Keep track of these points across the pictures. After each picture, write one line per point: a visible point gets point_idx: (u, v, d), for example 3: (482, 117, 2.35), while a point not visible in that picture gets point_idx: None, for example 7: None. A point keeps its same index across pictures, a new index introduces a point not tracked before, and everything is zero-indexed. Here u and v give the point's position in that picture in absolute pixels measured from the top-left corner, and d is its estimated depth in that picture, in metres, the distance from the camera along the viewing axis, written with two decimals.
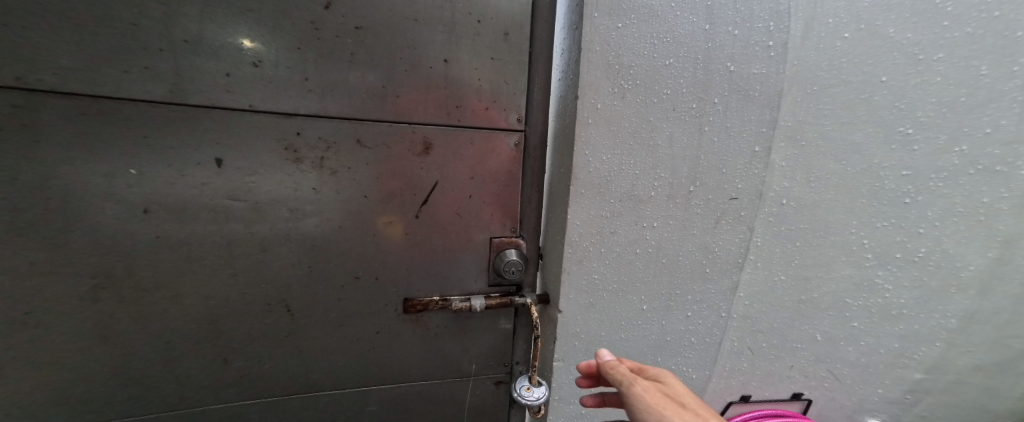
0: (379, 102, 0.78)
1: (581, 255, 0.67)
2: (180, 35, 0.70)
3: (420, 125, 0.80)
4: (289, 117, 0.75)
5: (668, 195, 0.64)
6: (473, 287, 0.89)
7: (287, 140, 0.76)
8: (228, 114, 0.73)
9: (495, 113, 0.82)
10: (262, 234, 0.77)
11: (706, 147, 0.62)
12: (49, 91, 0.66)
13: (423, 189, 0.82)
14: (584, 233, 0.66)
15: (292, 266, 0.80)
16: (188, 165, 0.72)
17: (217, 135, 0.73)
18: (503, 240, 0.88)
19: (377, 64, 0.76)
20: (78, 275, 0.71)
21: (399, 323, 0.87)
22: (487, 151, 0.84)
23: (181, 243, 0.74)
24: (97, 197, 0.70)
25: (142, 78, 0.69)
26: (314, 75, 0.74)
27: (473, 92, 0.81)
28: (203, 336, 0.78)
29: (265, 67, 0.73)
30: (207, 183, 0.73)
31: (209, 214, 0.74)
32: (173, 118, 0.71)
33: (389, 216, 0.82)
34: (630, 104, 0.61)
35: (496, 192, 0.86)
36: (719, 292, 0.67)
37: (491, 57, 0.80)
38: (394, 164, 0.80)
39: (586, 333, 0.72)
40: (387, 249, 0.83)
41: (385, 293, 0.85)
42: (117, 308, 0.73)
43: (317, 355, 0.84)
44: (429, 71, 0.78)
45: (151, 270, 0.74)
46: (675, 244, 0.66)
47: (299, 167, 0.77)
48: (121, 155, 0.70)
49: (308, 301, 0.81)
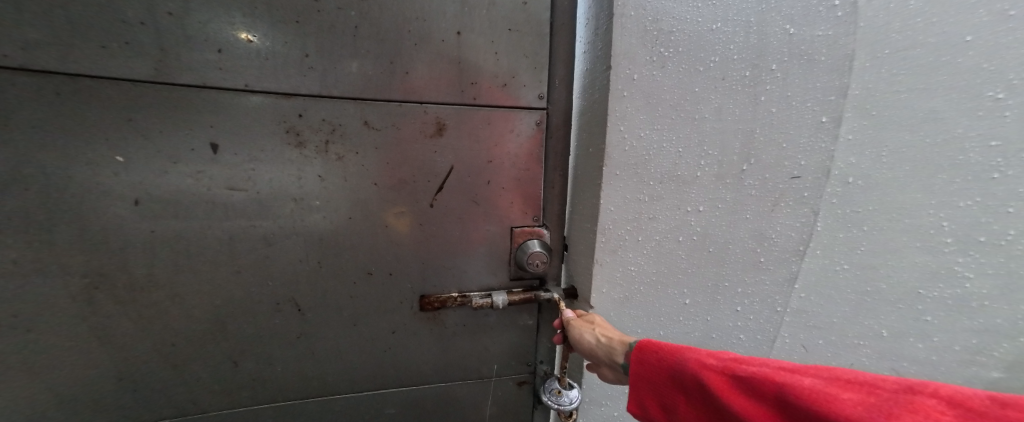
0: (388, 80, 0.74)
1: (618, 242, 0.67)
2: (163, 7, 0.67)
3: (432, 104, 0.75)
4: (287, 97, 0.72)
5: (716, 175, 0.58)
6: (492, 280, 0.86)
7: (288, 122, 0.73)
8: (221, 95, 0.70)
9: (511, 90, 0.77)
10: (265, 228, 0.76)
11: (762, 120, 0.53)
12: (21, 68, 0.65)
13: (436, 174, 0.78)
14: (621, 219, 0.66)
15: (300, 262, 0.79)
16: (182, 150, 0.71)
17: (211, 118, 0.71)
18: (524, 230, 0.84)
19: (383, 38, 0.72)
20: (71, 275, 0.71)
21: (413, 320, 0.86)
22: (505, 132, 0.79)
23: (178, 239, 0.74)
24: (93, 194, 0.69)
25: (124, 54, 0.67)
26: (314, 51, 0.71)
27: (489, 69, 0.76)
28: (211, 335, 0.79)
29: (257, 42, 0.69)
30: (202, 171, 0.72)
31: (209, 206, 0.73)
32: (158, 98, 0.69)
33: (400, 205, 0.79)
34: (673, 73, 0.59)
35: (516, 177, 0.81)
36: (772, 288, 0.56)
37: (508, 28, 0.75)
38: (403, 148, 0.76)
39: (621, 329, 0.71)
40: (400, 240, 0.81)
41: (399, 288, 0.83)
42: (115, 307, 0.74)
43: (329, 353, 0.85)
44: (440, 45, 0.73)
45: (146, 268, 0.74)
46: (722, 230, 0.58)
47: (301, 152, 0.74)
48: (108, 141, 0.68)
49: (320, 296, 0.81)
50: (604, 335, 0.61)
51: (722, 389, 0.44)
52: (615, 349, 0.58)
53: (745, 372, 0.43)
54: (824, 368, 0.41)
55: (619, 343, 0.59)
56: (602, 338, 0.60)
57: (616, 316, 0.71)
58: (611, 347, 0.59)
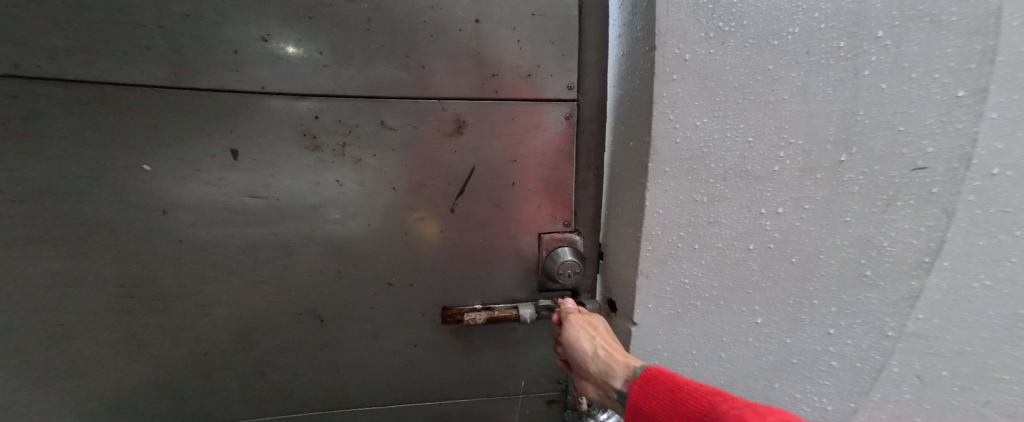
0: (404, 75, 0.69)
1: (671, 248, 0.59)
2: (178, 7, 0.64)
3: (450, 100, 0.70)
4: (304, 98, 0.68)
5: (800, 168, 0.50)
6: (520, 292, 0.80)
7: (304, 125, 0.69)
8: (237, 97, 0.67)
9: (536, 82, 0.71)
10: (285, 235, 0.72)
11: (867, 98, 0.46)
12: (47, 78, 0.63)
13: (457, 176, 0.73)
14: (671, 225, 0.58)
15: (319, 271, 0.75)
16: (202, 157, 0.68)
17: (229, 122, 0.68)
18: (554, 237, 0.78)
19: (396, 30, 0.68)
20: (105, 286, 0.70)
21: (437, 334, 0.81)
22: (532, 128, 0.73)
23: (206, 247, 0.71)
24: (121, 204, 0.68)
25: (143, 58, 0.65)
26: (328, 48, 0.67)
27: (510, 60, 0.70)
28: (237, 347, 0.76)
29: (273, 41, 0.66)
30: (223, 178, 0.69)
31: (229, 214, 0.70)
32: (178, 102, 0.66)
33: (420, 211, 0.74)
34: (736, 51, 0.51)
35: (544, 177, 0.75)
36: (879, 310, 0.49)
37: (531, 13, 0.69)
38: (422, 148, 0.72)
39: (671, 349, 0.64)
40: (421, 250, 0.76)
41: (420, 300, 0.78)
42: (147, 317, 0.72)
43: (352, 367, 0.81)
44: (458, 34, 0.69)
45: (174, 277, 0.72)
46: (807, 238, 0.51)
47: (318, 156, 0.70)
48: (134, 151, 0.67)
49: (340, 308, 0.77)
50: (604, 349, 0.58)
51: None
52: (614, 370, 0.56)
53: None
54: None
55: (619, 365, 0.56)
56: (602, 352, 0.58)
57: (664, 334, 0.63)
58: (609, 366, 0.57)
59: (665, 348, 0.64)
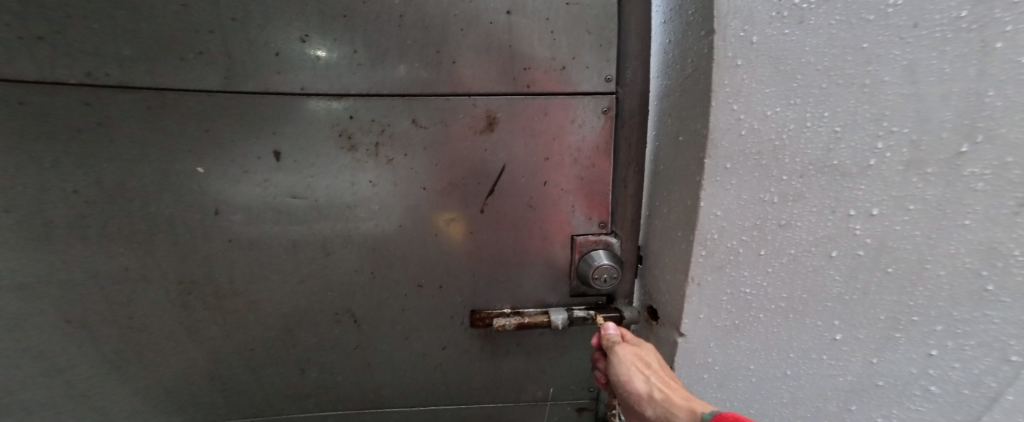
0: (436, 72, 0.68)
1: (730, 253, 0.56)
2: (226, 13, 0.66)
3: (482, 96, 0.68)
4: (339, 98, 0.68)
5: (905, 163, 0.43)
6: (552, 296, 0.77)
7: (340, 125, 0.69)
8: (279, 99, 0.68)
9: (572, 74, 0.68)
10: (324, 235, 0.73)
11: (997, 75, 0.38)
12: (118, 86, 0.66)
13: (489, 175, 0.71)
14: (729, 229, 0.55)
15: (355, 272, 0.75)
16: (249, 159, 0.70)
17: (272, 124, 0.69)
18: (589, 238, 0.74)
19: (429, 26, 0.66)
20: (166, 281, 0.73)
21: (467, 338, 0.80)
22: (567, 124, 0.69)
23: (251, 246, 0.73)
24: (178, 204, 0.71)
25: (196, 64, 0.66)
26: (362, 46, 0.67)
27: (544, 53, 0.67)
28: (282, 343, 0.78)
29: (312, 42, 0.67)
30: (267, 179, 0.70)
31: (270, 214, 0.72)
32: (227, 106, 0.68)
33: (450, 211, 0.73)
34: (818, 29, 0.45)
35: (579, 176, 0.71)
36: (1001, 330, 0.42)
37: (565, 2, 0.66)
38: (453, 147, 0.70)
39: (726, 363, 0.61)
40: (453, 251, 0.74)
41: (452, 303, 0.77)
42: (204, 313, 0.75)
43: (386, 367, 0.81)
44: (489, 28, 0.66)
45: (227, 275, 0.74)
46: (909, 244, 0.45)
47: (354, 156, 0.70)
48: (189, 153, 0.69)
49: (374, 308, 0.77)
50: (662, 391, 0.54)
51: None
52: (678, 416, 0.52)
53: None
54: None
55: (684, 410, 0.52)
56: (659, 394, 0.54)
57: (715, 347, 0.60)
58: (672, 411, 0.53)
59: (716, 361, 0.62)
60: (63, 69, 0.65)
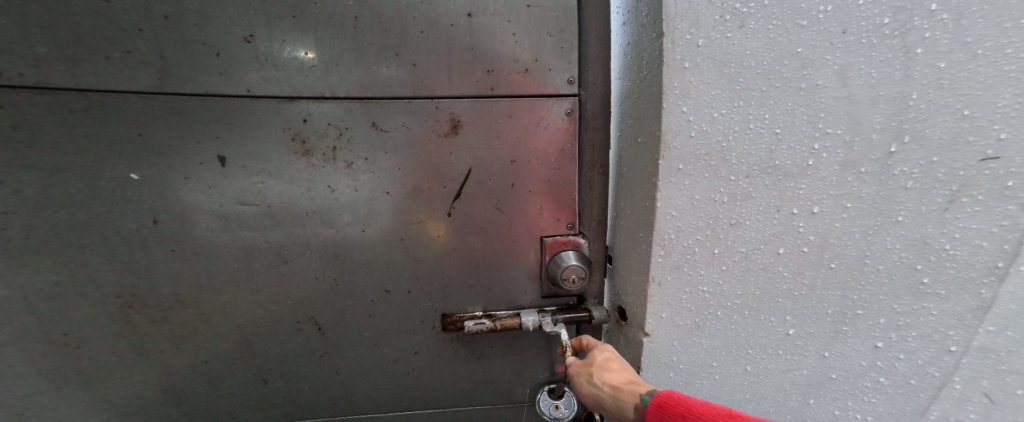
0: (395, 74, 0.66)
1: (687, 254, 0.55)
2: (158, 10, 0.61)
3: (445, 99, 0.67)
4: (292, 101, 0.65)
5: (840, 163, 0.46)
6: (524, 299, 0.77)
7: (293, 129, 0.66)
8: (225, 102, 0.64)
9: (536, 76, 0.67)
10: (279, 243, 0.69)
11: (920, 81, 0.42)
12: (36, 87, 0.60)
13: (454, 178, 0.69)
14: (681, 229, 0.54)
15: (316, 280, 0.72)
16: (191, 164, 0.65)
17: (217, 128, 0.65)
18: (557, 240, 0.74)
19: (386, 27, 0.64)
20: (102, 295, 0.67)
21: (438, 343, 0.78)
22: (533, 126, 0.69)
23: (199, 255, 0.68)
24: (111, 212, 0.65)
25: (127, 63, 0.62)
26: (314, 47, 0.64)
27: (507, 54, 0.66)
28: (238, 355, 0.74)
29: (258, 42, 0.63)
30: (213, 185, 0.66)
31: (220, 222, 0.67)
32: (165, 108, 0.64)
33: (417, 215, 0.70)
34: (756, 34, 0.47)
35: (546, 178, 0.71)
36: (940, 322, 0.47)
37: (526, 4, 0.65)
38: (417, 150, 0.68)
39: (688, 362, 0.60)
40: (419, 257, 0.72)
41: (420, 308, 0.75)
42: (149, 327, 0.70)
43: (354, 376, 0.77)
44: (450, 30, 0.65)
45: (173, 288, 0.69)
46: (849, 240, 0.48)
47: (309, 161, 0.67)
48: (121, 158, 0.64)
49: (337, 316, 0.74)
50: (607, 383, 0.56)
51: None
52: (626, 403, 0.53)
53: None
54: None
55: (630, 396, 0.54)
56: (606, 387, 0.56)
57: (678, 346, 0.59)
58: (620, 399, 0.54)
59: (681, 360, 0.60)
60: None
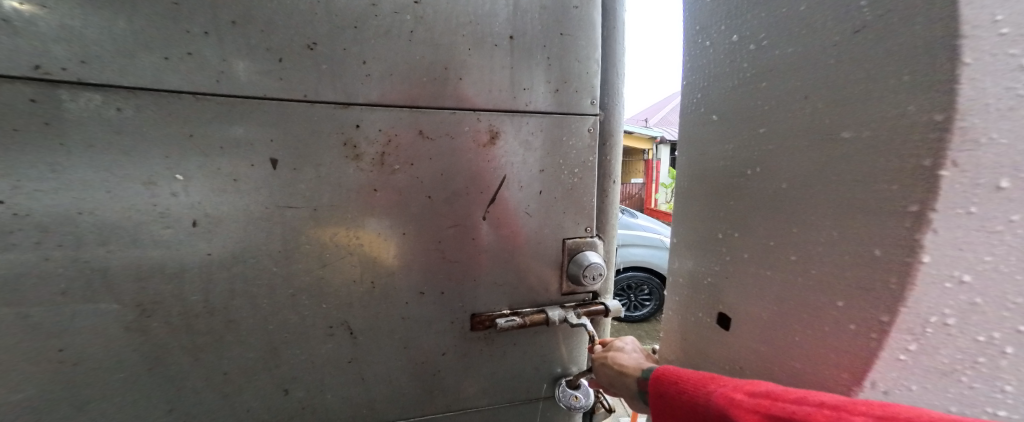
0: (442, 85, 0.81)
1: (985, 351, 0.41)
2: (226, 15, 0.69)
3: (484, 112, 0.85)
4: (346, 108, 0.76)
5: None
6: (549, 295, 0.98)
7: (346, 134, 0.77)
8: (283, 106, 0.73)
9: (563, 95, 0.91)
10: (321, 249, 0.78)
11: None
12: (77, 82, 0.64)
13: (490, 186, 0.87)
14: (1003, 319, 0.39)
15: (354, 283, 0.82)
16: (240, 167, 0.72)
17: (271, 132, 0.73)
18: (577, 243, 0.98)
19: (437, 42, 0.80)
20: (119, 303, 0.69)
21: (464, 342, 0.92)
22: (558, 139, 0.92)
23: (235, 258, 0.74)
24: (142, 215, 0.68)
25: (193, 69, 0.69)
26: (371, 59, 0.77)
27: (541, 77, 0.88)
28: (262, 363, 0.80)
29: (320, 50, 0.74)
30: (259, 187, 0.73)
31: (267, 225, 0.75)
32: (220, 110, 0.70)
33: (454, 218, 0.85)
34: None
35: (570, 186, 0.95)
36: None
37: (559, 34, 0.89)
38: (457, 155, 0.84)
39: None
40: (450, 253, 0.87)
41: (451, 309, 0.90)
42: (169, 337, 0.73)
43: (379, 380, 0.88)
44: (493, 48, 0.84)
45: (202, 294, 0.74)
46: None
47: (358, 164, 0.78)
48: (166, 158, 0.69)
49: (371, 321, 0.84)
50: (616, 362, 0.78)
51: (745, 388, 0.54)
52: (630, 375, 0.75)
53: (761, 389, 0.53)
54: (880, 406, 0.45)
55: (632, 370, 0.76)
56: (616, 367, 0.78)
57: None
58: (625, 373, 0.76)
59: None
60: (9, 63, 0.61)
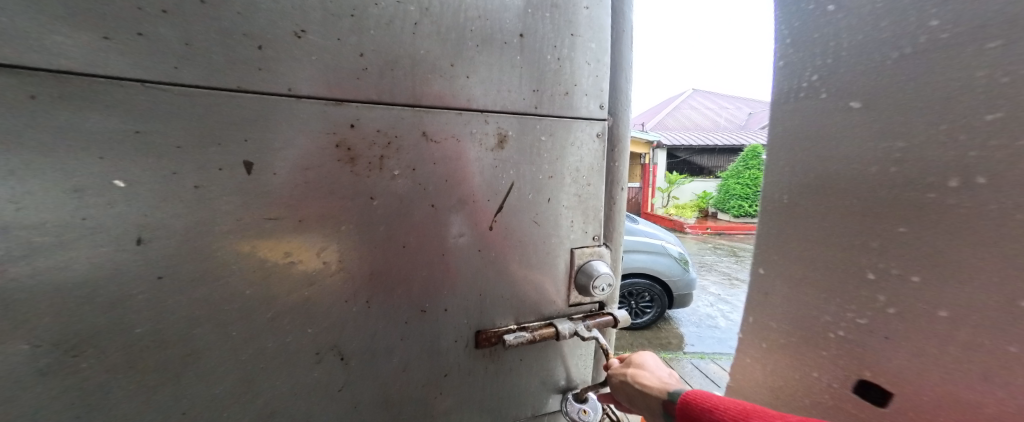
0: (449, 82, 0.73)
1: None
2: None
3: (493, 113, 0.77)
4: (340, 104, 0.64)
5: None
6: (555, 308, 0.93)
7: (338, 133, 0.65)
8: (263, 101, 0.59)
9: (573, 98, 0.86)
10: (309, 265, 0.66)
11: None
12: None
13: (498, 193, 0.80)
14: None
15: (348, 303, 0.70)
16: (205, 171, 0.57)
17: (246, 128, 0.59)
18: (585, 252, 0.94)
19: (445, 37, 0.72)
20: (29, 346, 0.50)
21: (469, 360, 0.85)
22: (567, 144, 0.87)
23: (196, 279, 0.58)
24: (65, 230, 0.50)
25: (146, 50, 0.53)
26: (370, 51, 0.67)
27: (552, 78, 0.83)
28: (232, 403, 0.64)
29: (309, 38, 0.62)
30: (227, 193, 0.58)
31: (240, 239, 0.60)
32: (179, 101, 0.55)
33: (461, 228, 0.78)
34: None
35: (579, 193, 0.90)
36: None
37: (569, 35, 0.84)
38: (465, 161, 0.76)
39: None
40: (456, 267, 0.79)
41: (456, 325, 0.82)
42: (106, 383, 0.55)
43: (375, 408, 0.76)
44: (504, 46, 0.77)
45: (151, 326, 0.56)
46: None
47: (352, 168, 0.66)
48: (102, 159, 0.52)
49: (366, 343, 0.73)
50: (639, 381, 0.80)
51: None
52: (655, 395, 0.77)
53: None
54: None
55: (657, 390, 0.78)
56: (639, 385, 0.79)
57: None
58: (648, 392, 0.78)
59: None
60: None
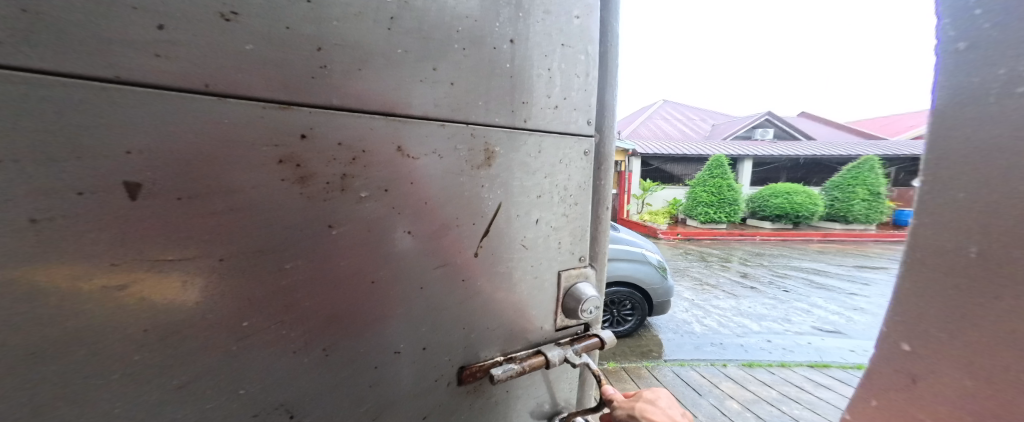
0: (428, 91, 0.58)
1: None
2: None
3: (481, 125, 0.64)
4: (286, 108, 0.47)
5: None
6: (542, 334, 0.81)
7: (283, 144, 0.48)
8: (165, 99, 0.40)
9: (563, 113, 0.75)
10: (241, 317, 0.47)
11: None
12: None
13: (484, 215, 0.67)
14: None
15: (296, 355, 0.52)
16: (51, 192, 0.36)
17: (133, 131, 0.39)
18: (573, 273, 0.84)
19: (425, 36, 0.57)
20: None
21: (452, 400, 0.70)
22: (555, 162, 0.75)
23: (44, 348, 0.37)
24: None
25: None
26: (332, 46, 0.50)
27: (542, 91, 0.71)
28: None
29: (244, 22, 0.44)
30: (93, 227, 0.38)
31: (123, 291, 0.40)
32: (10, 95, 0.35)
33: (443, 257, 0.64)
34: None
35: (567, 212, 0.80)
36: None
37: (560, 44, 0.73)
38: (448, 180, 0.62)
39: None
40: (435, 302, 0.64)
41: (438, 365, 0.67)
42: None
43: None
44: (494, 53, 0.65)
45: None
46: None
47: (304, 191, 0.49)
48: None
49: (322, 395, 0.56)
50: None
51: None
52: None
53: None
54: None
55: None
56: None
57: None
58: None
59: None
60: None
